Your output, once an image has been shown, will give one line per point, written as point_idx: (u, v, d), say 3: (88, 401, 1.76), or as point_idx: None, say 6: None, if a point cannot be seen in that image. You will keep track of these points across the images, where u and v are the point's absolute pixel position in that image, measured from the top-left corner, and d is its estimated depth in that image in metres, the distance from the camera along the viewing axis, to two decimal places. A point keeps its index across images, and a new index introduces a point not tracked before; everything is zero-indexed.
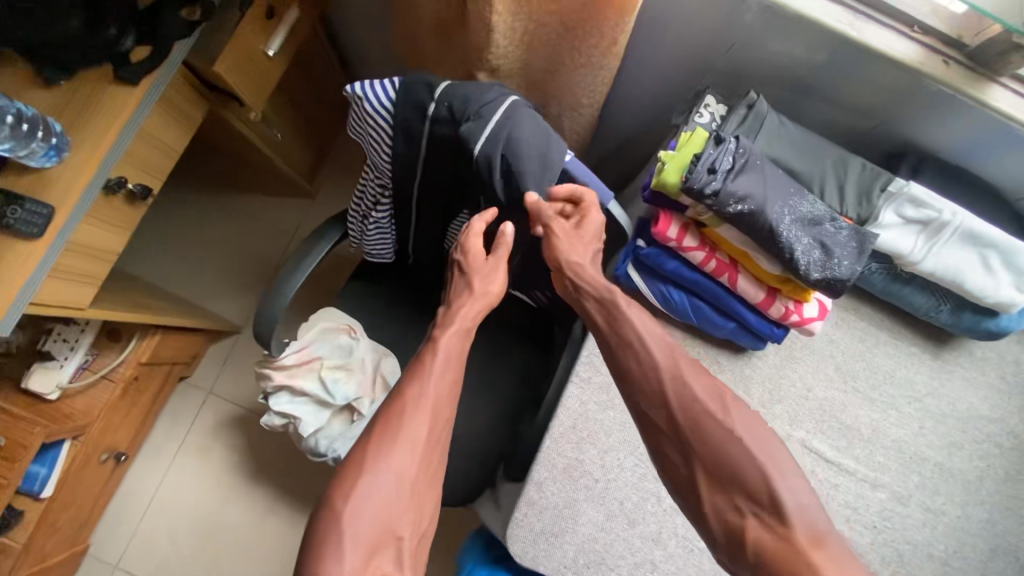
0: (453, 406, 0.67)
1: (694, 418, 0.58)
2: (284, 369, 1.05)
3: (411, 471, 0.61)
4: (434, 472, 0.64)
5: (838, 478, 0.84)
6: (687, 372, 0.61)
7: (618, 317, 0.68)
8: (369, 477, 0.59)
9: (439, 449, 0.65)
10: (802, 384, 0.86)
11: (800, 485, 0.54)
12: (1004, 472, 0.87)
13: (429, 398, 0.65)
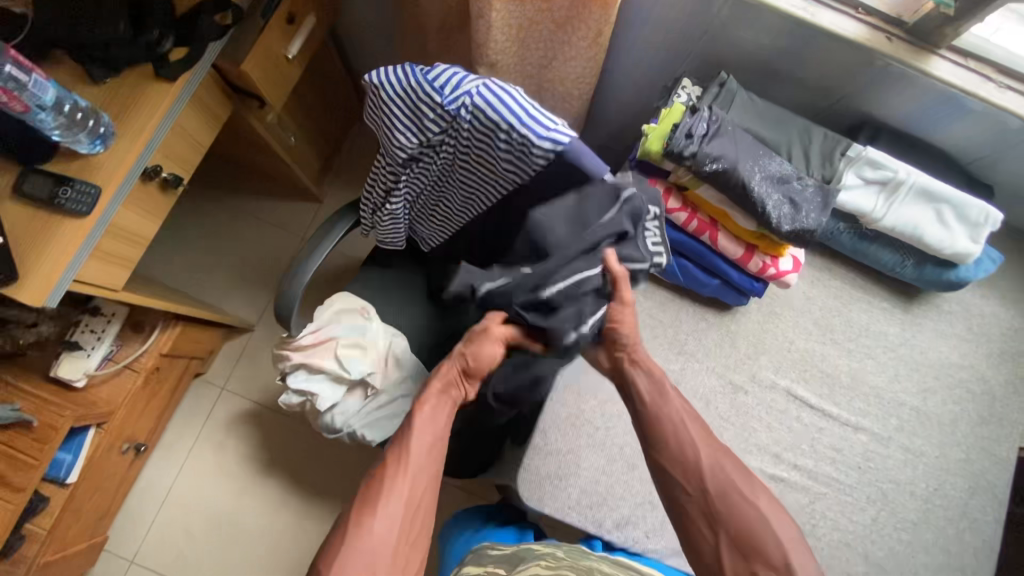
0: (434, 464, 0.78)
1: (721, 492, 0.72)
2: (302, 348, 1.12)
3: (388, 540, 0.70)
4: (419, 525, 0.74)
5: (822, 423, 0.91)
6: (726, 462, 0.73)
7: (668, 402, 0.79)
8: (347, 546, 0.68)
9: (416, 517, 0.74)
10: (784, 337, 0.93)
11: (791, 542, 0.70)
12: (976, 414, 0.94)
13: (403, 470, 0.75)
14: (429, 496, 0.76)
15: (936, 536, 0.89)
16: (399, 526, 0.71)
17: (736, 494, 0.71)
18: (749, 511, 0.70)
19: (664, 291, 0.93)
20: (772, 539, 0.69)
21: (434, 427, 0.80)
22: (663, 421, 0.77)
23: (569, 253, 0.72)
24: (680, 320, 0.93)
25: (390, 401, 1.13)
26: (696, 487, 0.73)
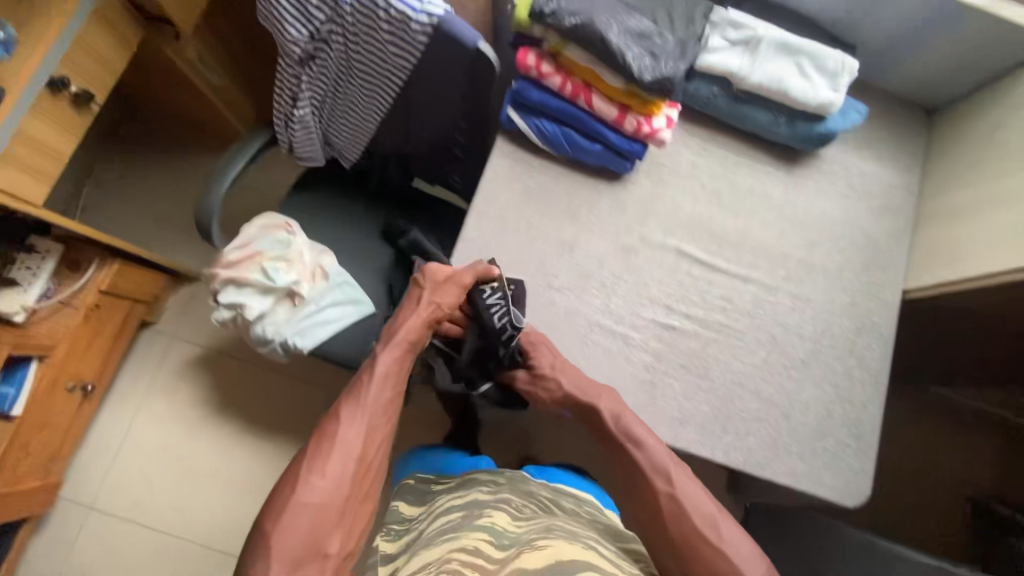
0: (386, 428, 0.79)
1: (687, 539, 0.72)
2: (229, 264, 1.16)
3: (339, 490, 0.71)
4: (365, 489, 0.75)
5: (712, 276, 0.97)
6: (684, 490, 0.76)
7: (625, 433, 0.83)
8: (296, 497, 0.69)
9: (367, 471, 0.75)
10: (673, 201, 0.99)
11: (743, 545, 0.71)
12: (861, 263, 1.00)
13: (361, 423, 0.76)
14: (381, 450, 0.78)
15: (824, 372, 0.95)
16: (350, 476, 0.72)
17: (708, 544, 0.71)
18: (715, 558, 0.71)
19: (558, 165, 0.98)
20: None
21: (393, 381, 0.82)
22: (627, 462, 0.81)
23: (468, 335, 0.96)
24: (573, 191, 0.98)
25: (319, 309, 1.17)
26: (663, 539, 0.74)
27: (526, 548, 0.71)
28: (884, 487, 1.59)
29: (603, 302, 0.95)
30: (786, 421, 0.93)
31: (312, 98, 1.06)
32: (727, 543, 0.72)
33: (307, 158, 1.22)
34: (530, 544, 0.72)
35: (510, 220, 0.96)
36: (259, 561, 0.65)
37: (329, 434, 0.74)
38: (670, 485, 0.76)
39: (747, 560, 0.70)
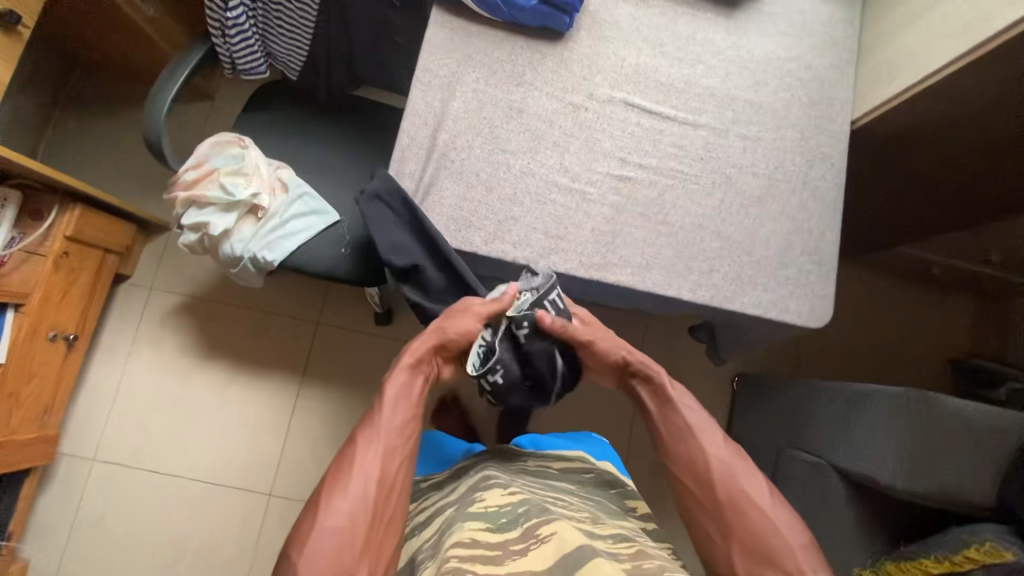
0: (406, 446, 0.80)
1: (737, 503, 0.78)
2: (188, 186, 1.15)
3: (359, 518, 0.71)
4: (389, 512, 0.75)
5: (662, 125, 0.97)
6: (736, 469, 0.81)
7: (668, 407, 0.89)
8: (317, 529, 0.70)
9: (389, 498, 0.75)
10: (616, 56, 0.98)
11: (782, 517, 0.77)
12: (807, 98, 1.01)
13: (377, 451, 0.77)
14: (400, 474, 0.78)
15: (781, 206, 0.96)
16: (371, 503, 0.73)
17: (752, 504, 0.78)
18: (762, 524, 0.76)
19: (496, 30, 0.97)
20: (790, 555, 0.74)
21: (407, 401, 0.82)
22: (679, 434, 0.85)
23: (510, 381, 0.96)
24: (515, 53, 0.97)
25: (283, 223, 1.17)
26: (709, 500, 0.80)
27: (530, 546, 0.75)
28: (866, 355, 1.63)
29: (559, 161, 0.94)
30: (748, 256, 0.94)
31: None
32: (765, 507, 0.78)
33: (252, 72, 1.21)
34: (534, 536, 0.76)
35: (455, 90, 0.94)
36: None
37: (347, 462, 0.75)
38: (719, 446, 0.83)
39: (792, 529, 0.76)
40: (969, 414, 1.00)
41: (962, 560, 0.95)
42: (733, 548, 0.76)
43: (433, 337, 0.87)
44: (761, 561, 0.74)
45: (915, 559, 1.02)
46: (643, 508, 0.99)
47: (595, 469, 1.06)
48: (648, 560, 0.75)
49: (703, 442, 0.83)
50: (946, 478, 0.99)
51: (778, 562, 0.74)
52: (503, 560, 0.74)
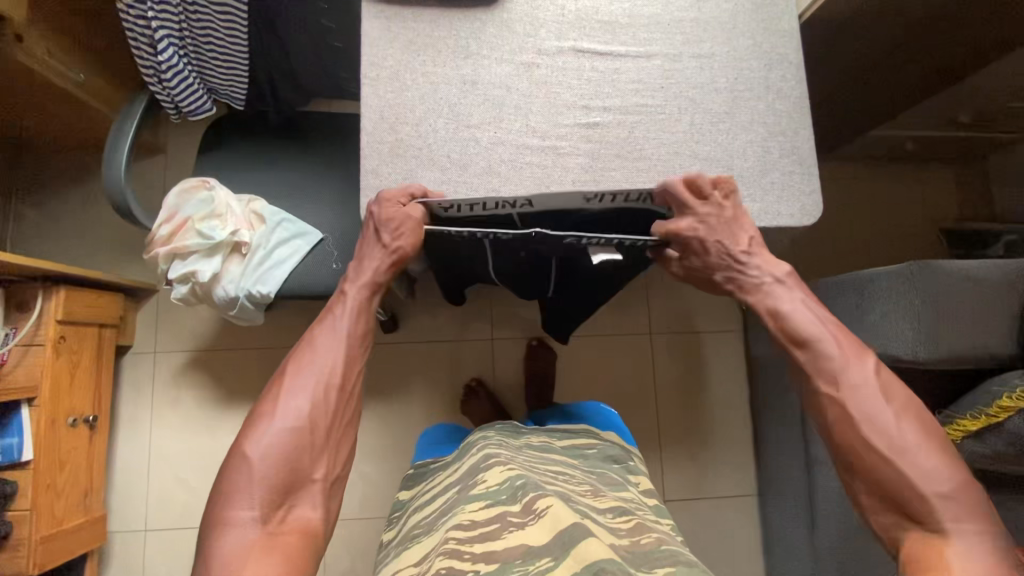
0: (361, 359, 0.90)
1: (854, 451, 0.76)
2: (165, 241, 1.15)
3: (317, 420, 0.83)
4: (343, 419, 0.86)
5: (616, 63, 0.97)
6: (874, 402, 0.77)
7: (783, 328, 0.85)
8: (272, 427, 0.81)
9: (346, 402, 0.87)
10: (555, 5, 0.98)
11: (920, 460, 0.73)
12: (751, 4, 1.00)
13: (332, 362, 0.87)
14: (356, 384, 0.89)
15: (750, 115, 0.97)
16: (329, 407, 0.84)
17: (875, 452, 0.75)
18: (892, 474, 0.73)
19: (430, 8, 0.96)
20: (921, 502, 0.72)
21: (362, 316, 0.92)
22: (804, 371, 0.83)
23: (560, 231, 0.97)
24: (455, 27, 0.95)
25: (269, 253, 1.17)
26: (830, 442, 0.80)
27: (529, 521, 0.82)
28: (860, 244, 1.66)
29: (525, 123, 0.94)
30: (730, 171, 0.95)
31: (171, 40, 1.03)
32: (907, 457, 0.73)
33: (198, 112, 1.17)
34: (533, 511, 0.82)
35: (405, 79, 0.94)
36: (243, 483, 0.77)
37: (302, 371, 0.86)
38: (838, 388, 0.79)
39: (929, 476, 0.72)
40: (972, 272, 1.03)
41: (996, 411, 0.99)
42: (857, 488, 0.77)
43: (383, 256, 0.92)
44: (885, 502, 0.74)
45: (952, 422, 1.06)
46: (643, 484, 1.07)
47: (598, 444, 1.13)
48: (646, 536, 0.87)
49: (820, 383, 0.81)
50: (964, 338, 1.02)
51: (908, 509, 0.73)
52: (501, 533, 0.82)
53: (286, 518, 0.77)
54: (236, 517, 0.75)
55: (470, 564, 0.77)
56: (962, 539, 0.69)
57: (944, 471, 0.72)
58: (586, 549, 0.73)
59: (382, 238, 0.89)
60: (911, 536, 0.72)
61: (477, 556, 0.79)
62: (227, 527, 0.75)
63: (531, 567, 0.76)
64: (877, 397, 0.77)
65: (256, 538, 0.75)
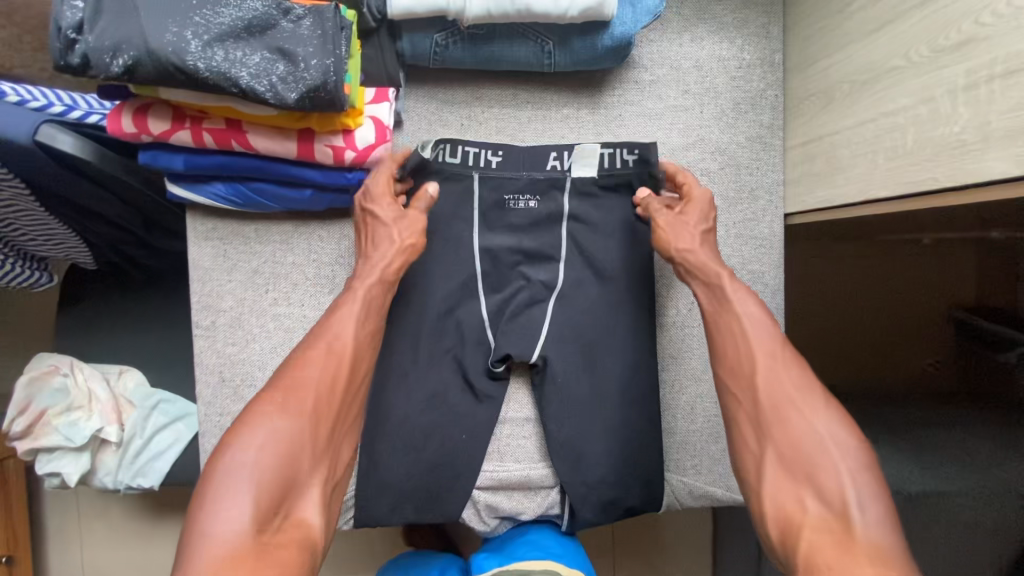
0: (371, 355, 0.61)
1: (779, 409, 0.54)
2: (22, 435, 0.98)
3: (320, 413, 0.55)
4: (347, 415, 0.58)
5: (532, 292, 0.73)
6: (795, 372, 0.56)
7: (720, 293, 0.62)
8: (273, 418, 0.52)
9: (350, 398, 0.58)
10: (453, 210, 0.72)
11: (833, 427, 0.52)
12: (719, 198, 0.74)
13: (338, 352, 0.58)
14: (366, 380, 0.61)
15: (703, 360, 0.75)
16: (330, 398, 0.56)
17: (798, 425, 0.53)
18: (808, 437, 0.52)
19: (280, 222, 0.70)
20: (831, 472, 0.50)
21: (371, 306, 0.62)
22: (725, 327, 0.61)
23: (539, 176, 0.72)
24: (315, 250, 0.71)
25: (147, 443, 1.01)
26: (748, 397, 0.57)
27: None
28: None
29: (411, 387, 0.72)
30: (669, 437, 0.75)
31: None
32: (817, 421, 0.53)
33: (32, 285, 0.93)
34: None
35: (250, 326, 0.71)
36: (222, 488, 0.48)
37: (303, 359, 0.57)
38: (782, 343, 0.58)
39: (844, 447, 0.51)
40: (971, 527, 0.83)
41: None
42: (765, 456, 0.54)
43: (398, 256, 0.64)
44: (794, 474, 0.52)
45: None
46: None
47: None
48: None
49: (750, 328, 0.59)
50: None
51: (819, 489, 0.50)
52: None
53: (282, 528, 0.49)
54: (209, 529, 0.46)
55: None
56: (867, 527, 0.47)
57: (857, 436, 0.52)
58: None
59: (391, 233, 0.64)
60: (810, 526, 0.49)
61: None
62: (194, 548, 0.45)
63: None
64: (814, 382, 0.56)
65: (243, 559, 0.45)
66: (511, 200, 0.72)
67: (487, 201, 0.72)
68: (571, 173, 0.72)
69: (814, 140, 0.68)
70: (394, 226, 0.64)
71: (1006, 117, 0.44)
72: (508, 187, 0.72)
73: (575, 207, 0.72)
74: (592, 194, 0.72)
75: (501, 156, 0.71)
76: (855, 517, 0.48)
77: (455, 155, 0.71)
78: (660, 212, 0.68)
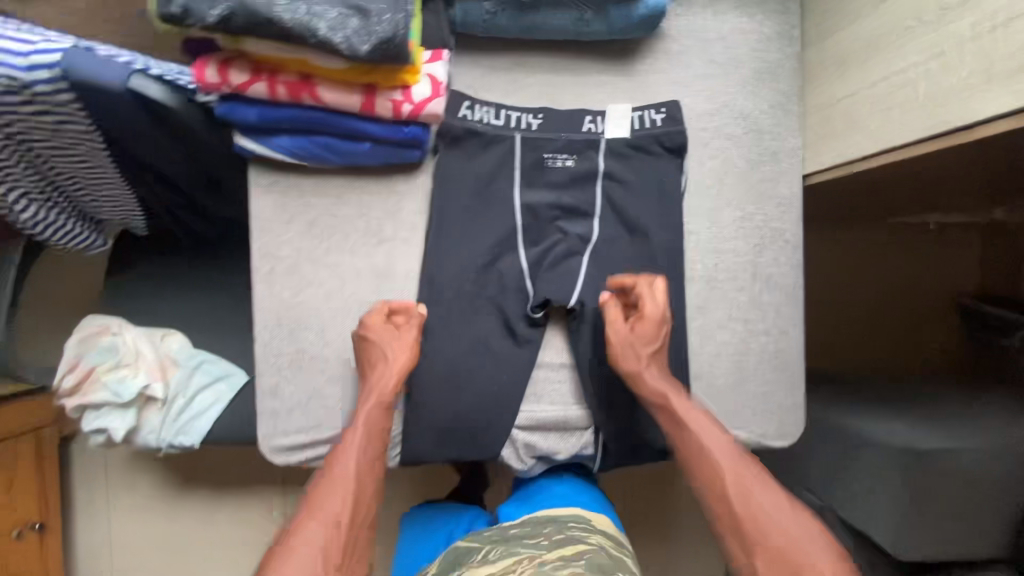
0: (376, 481, 0.68)
1: (755, 518, 0.60)
2: (71, 392, 1.02)
3: (334, 542, 0.59)
4: (358, 543, 0.62)
5: (568, 245, 0.78)
6: (753, 481, 0.62)
7: (676, 418, 0.69)
8: (300, 551, 0.57)
9: (359, 527, 0.63)
10: (496, 168, 0.78)
11: (800, 523, 0.59)
12: (743, 160, 0.79)
13: (347, 481, 0.64)
14: (371, 504, 0.66)
15: (727, 311, 0.80)
16: (342, 528, 0.61)
17: (771, 530, 0.59)
18: (784, 542, 0.58)
19: (336, 176, 0.76)
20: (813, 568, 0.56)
21: (371, 436, 0.69)
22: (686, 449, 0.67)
23: (576, 136, 0.78)
24: (367, 204, 0.77)
25: (190, 401, 1.05)
26: (723, 509, 0.62)
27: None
28: (879, 319, 1.43)
29: (455, 332, 0.77)
30: (695, 383, 0.80)
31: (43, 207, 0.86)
32: (787, 520, 0.59)
33: (86, 245, 0.99)
34: None
35: (306, 273, 0.77)
36: None
37: (315, 496, 0.63)
38: (739, 452, 0.66)
39: (815, 538, 0.58)
40: None
41: None
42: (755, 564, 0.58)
43: (393, 377, 0.72)
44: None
45: None
46: None
47: (587, 552, 0.70)
48: None
49: (710, 445, 0.66)
50: (939, 543, 0.93)
51: None
52: None
53: None
54: None
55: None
56: None
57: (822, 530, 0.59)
58: None
59: (386, 362, 0.72)
60: None
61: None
62: None
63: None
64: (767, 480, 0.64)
65: None
66: (550, 159, 0.78)
67: (527, 159, 0.78)
68: (605, 134, 0.78)
69: (831, 103, 0.74)
70: (387, 351, 0.72)
71: (1010, 59, 0.50)
72: (547, 146, 0.78)
73: (609, 166, 0.78)
74: (625, 154, 0.78)
75: (541, 118, 0.78)
76: None
77: (499, 118, 0.77)
78: (614, 327, 0.73)
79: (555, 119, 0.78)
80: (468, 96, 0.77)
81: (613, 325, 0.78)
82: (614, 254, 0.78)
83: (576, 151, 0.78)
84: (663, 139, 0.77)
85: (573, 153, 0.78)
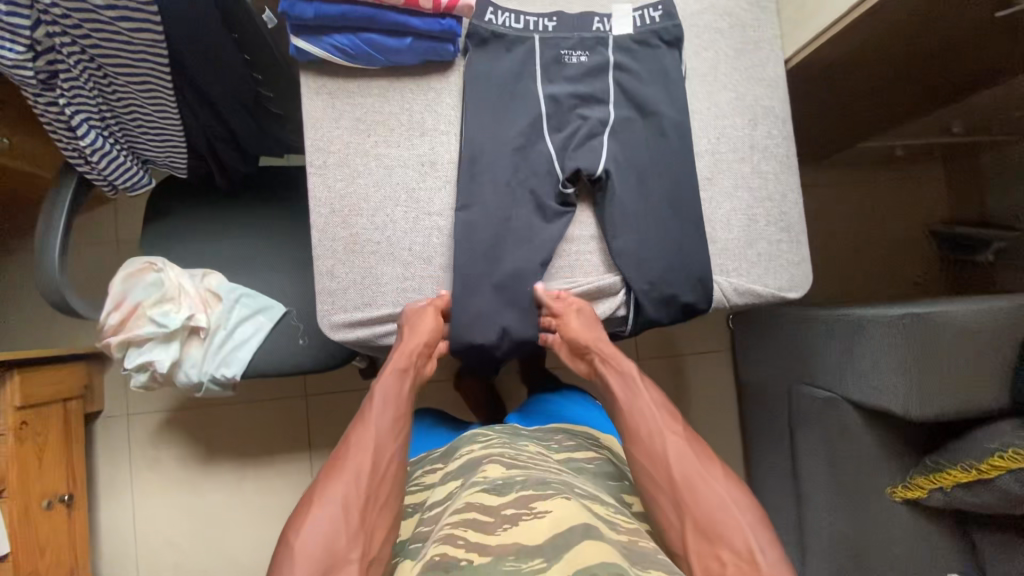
0: (399, 440, 0.76)
1: (690, 481, 0.71)
2: (116, 329, 1.06)
3: (354, 492, 0.68)
4: (380, 492, 0.70)
5: (590, 128, 0.88)
6: (687, 451, 0.74)
7: (630, 388, 0.83)
8: (325, 504, 0.67)
9: (381, 479, 0.71)
10: (520, 63, 0.88)
11: (726, 491, 0.70)
12: (732, 49, 0.91)
13: (372, 438, 0.74)
14: (396, 464, 0.74)
15: (733, 180, 0.90)
16: (364, 479, 0.70)
17: (701, 489, 0.70)
18: (712, 499, 0.69)
19: (379, 77, 0.85)
20: (730, 522, 0.67)
21: (393, 400, 0.79)
22: (638, 420, 0.79)
23: (588, 35, 0.89)
24: (408, 101, 0.86)
25: (230, 333, 1.09)
26: (666, 473, 0.72)
27: (521, 517, 0.63)
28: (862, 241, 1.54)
29: (495, 210, 0.85)
30: (712, 245, 0.89)
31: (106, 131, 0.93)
32: (712, 485, 0.71)
33: (136, 187, 1.04)
34: (527, 507, 0.64)
35: (355, 165, 0.85)
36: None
37: (344, 453, 0.73)
38: (682, 432, 0.77)
39: (742, 507, 0.69)
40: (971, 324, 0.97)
41: (987, 468, 0.96)
42: (684, 524, 0.68)
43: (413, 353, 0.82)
44: (705, 534, 0.67)
45: (942, 470, 1.02)
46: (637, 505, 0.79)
47: (597, 459, 0.85)
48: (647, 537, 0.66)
49: (662, 420, 0.78)
50: (949, 397, 1.00)
51: (725, 538, 0.66)
52: (495, 528, 0.62)
53: None
54: None
55: (464, 553, 0.59)
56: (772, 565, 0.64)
57: (746, 501, 0.70)
58: (580, 554, 0.57)
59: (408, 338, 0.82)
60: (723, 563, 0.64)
61: (473, 545, 0.60)
62: None
63: (519, 568, 0.56)
64: (708, 461, 0.75)
65: None
66: (566, 55, 0.89)
67: (547, 56, 0.88)
68: (612, 32, 0.90)
69: None
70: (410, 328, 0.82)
71: None
72: (562, 45, 0.89)
73: (618, 59, 0.89)
74: (631, 47, 0.89)
75: (556, 21, 0.89)
76: (762, 560, 0.64)
77: (520, 22, 0.88)
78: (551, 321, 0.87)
79: (567, 22, 0.89)
80: (492, 4, 0.88)
81: (635, 194, 0.87)
82: (630, 133, 0.88)
83: (588, 48, 0.89)
84: (663, 33, 0.89)
85: (586, 49, 0.89)
